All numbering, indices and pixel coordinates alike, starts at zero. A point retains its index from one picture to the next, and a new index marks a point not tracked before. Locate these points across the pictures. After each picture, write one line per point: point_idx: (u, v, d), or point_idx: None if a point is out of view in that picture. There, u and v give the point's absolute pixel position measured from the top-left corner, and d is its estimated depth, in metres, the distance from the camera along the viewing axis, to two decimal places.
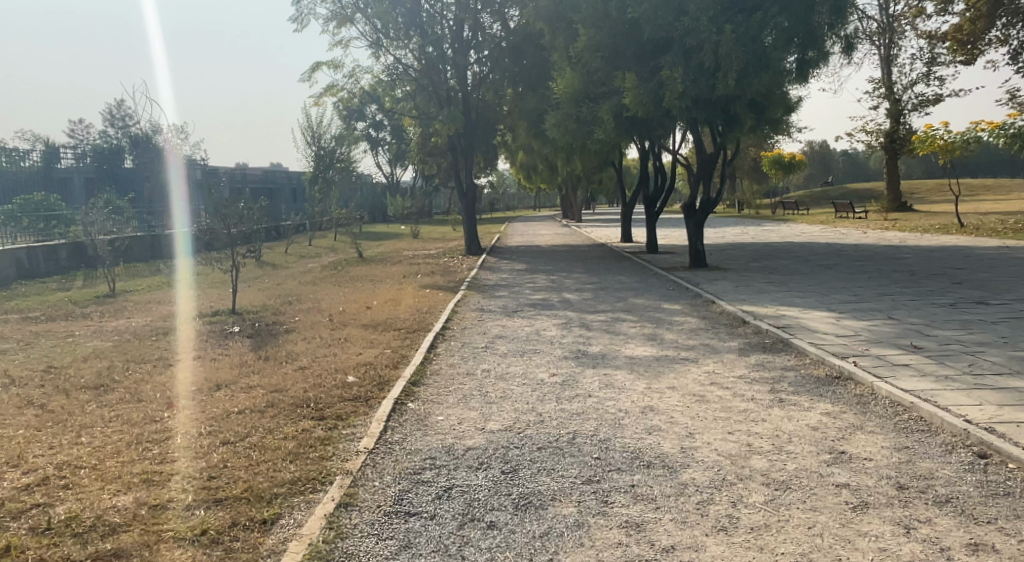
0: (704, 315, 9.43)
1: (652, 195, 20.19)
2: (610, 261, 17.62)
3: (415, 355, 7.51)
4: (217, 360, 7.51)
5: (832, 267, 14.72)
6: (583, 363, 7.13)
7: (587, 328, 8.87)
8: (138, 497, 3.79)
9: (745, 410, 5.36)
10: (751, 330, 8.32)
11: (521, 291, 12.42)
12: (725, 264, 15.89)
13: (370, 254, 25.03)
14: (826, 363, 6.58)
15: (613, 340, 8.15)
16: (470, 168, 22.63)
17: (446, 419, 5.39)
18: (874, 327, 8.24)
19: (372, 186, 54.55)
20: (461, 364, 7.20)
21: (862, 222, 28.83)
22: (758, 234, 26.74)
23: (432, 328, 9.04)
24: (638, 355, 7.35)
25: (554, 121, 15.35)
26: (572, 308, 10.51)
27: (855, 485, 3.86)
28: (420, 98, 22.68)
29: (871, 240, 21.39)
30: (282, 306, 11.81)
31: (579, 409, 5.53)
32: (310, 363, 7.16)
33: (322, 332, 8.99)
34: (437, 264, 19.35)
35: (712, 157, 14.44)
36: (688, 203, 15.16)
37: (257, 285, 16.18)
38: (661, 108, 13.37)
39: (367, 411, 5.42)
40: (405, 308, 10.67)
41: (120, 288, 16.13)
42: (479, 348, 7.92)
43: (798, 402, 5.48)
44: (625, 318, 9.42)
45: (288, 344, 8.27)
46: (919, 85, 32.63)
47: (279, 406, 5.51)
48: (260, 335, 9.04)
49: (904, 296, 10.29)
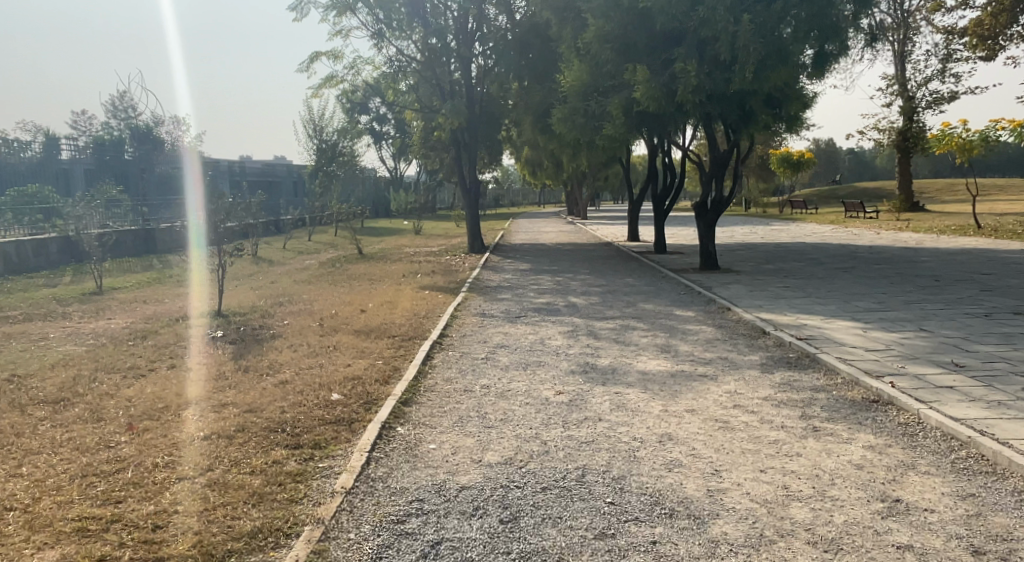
0: (720, 323, 8.80)
1: (661, 193, 19.53)
2: (617, 261, 16.98)
3: (407, 367, 6.92)
4: (192, 370, 6.90)
5: (850, 270, 14.06)
6: (591, 379, 6.52)
7: (595, 337, 8.24)
8: (66, 553, 3.21)
9: (776, 442, 4.72)
10: (772, 341, 7.70)
11: (524, 294, 11.79)
12: (737, 266, 15.23)
13: (370, 250, 24.42)
14: (860, 384, 5.93)
15: (623, 352, 7.53)
16: (474, 163, 22.00)
17: (438, 447, 4.78)
18: (907, 341, 7.61)
19: (376, 180, 53.97)
20: (457, 379, 6.58)
21: (875, 222, 28.15)
22: (768, 234, 26.07)
23: (428, 335, 8.45)
24: (651, 370, 6.73)
25: (561, 116, 14.68)
26: (578, 314, 9.88)
27: (921, 549, 3.25)
28: (423, 90, 22.01)
29: (886, 242, 20.72)
30: (272, 308, 11.20)
31: (589, 437, 4.91)
32: (293, 377, 6.57)
33: (311, 339, 8.40)
34: (439, 262, 18.76)
35: (726, 155, 13.81)
36: (699, 202, 14.51)
37: (250, 284, 15.56)
38: (674, 102, 12.70)
39: (349, 438, 4.83)
40: (401, 313, 10.07)
41: (108, 285, 15.54)
42: (478, 360, 7.30)
43: (836, 433, 4.85)
44: (635, 327, 8.78)
45: (272, 353, 7.67)
46: (934, 82, 31.88)
47: (252, 431, 4.93)
48: (243, 342, 8.44)
49: (933, 305, 9.65)
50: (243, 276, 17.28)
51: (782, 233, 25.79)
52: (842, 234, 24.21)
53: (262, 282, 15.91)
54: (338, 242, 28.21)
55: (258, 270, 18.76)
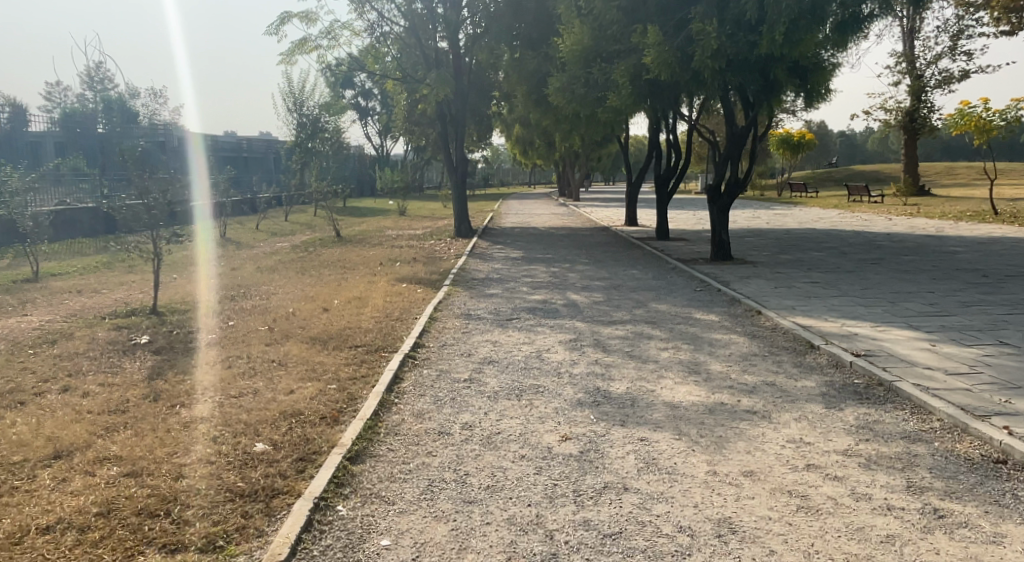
0: (753, 332, 7.29)
1: (663, 173, 17.97)
2: (617, 249, 15.44)
3: (367, 396, 5.33)
4: (89, 401, 5.34)
5: (879, 261, 12.58)
6: (606, 415, 4.97)
7: (603, 351, 6.72)
8: None
9: (891, 542, 3.19)
10: (826, 359, 6.19)
11: (517, 289, 10.26)
12: (750, 255, 13.71)
13: (349, 233, 22.82)
14: (971, 431, 4.40)
15: (642, 371, 6.04)
16: (461, 140, 20.28)
17: (393, 544, 3.23)
18: (992, 359, 6.12)
19: (360, 160, 52.01)
20: (430, 415, 5.03)
21: (882, 207, 26.67)
22: (773, 218, 24.54)
23: (397, 346, 6.87)
24: (682, 402, 5.20)
25: (558, 86, 13.15)
26: (580, 317, 8.36)
27: None
28: (407, 60, 20.38)
29: (904, 228, 19.25)
30: (221, 304, 9.57)
31: (614, 526, 3.37)
32: (213, 412, 4.98)
33: (252, 352, 6.79)
34: (421, 247, 17.21)
35: (745, 132, 12.23)
36: (712, 184, 12.95)
37: (206, 271, 13.82)
38: (690, 69, 11.13)
39: (259, 532, 3.28)
40: (370, 313, 8.47)
41: (46, 271, 13.86)
42: (458, 384, 5.77)
43: (977, 525, 3.32)
44: (650, 337, 7.27)
45: (200, 373, 6.10)
46: (943, 60, 30.26)
47: (121, 517, 3.37)
48: (170, 355, 6.87)
49: (997, 309, 8.18)
50: (204, 260, 15.71)
51: (788, 218, 24.31)
52: (852, 219, 22.74)
53: (222, 269, 14.24)
54: (315, 223, 26.45)
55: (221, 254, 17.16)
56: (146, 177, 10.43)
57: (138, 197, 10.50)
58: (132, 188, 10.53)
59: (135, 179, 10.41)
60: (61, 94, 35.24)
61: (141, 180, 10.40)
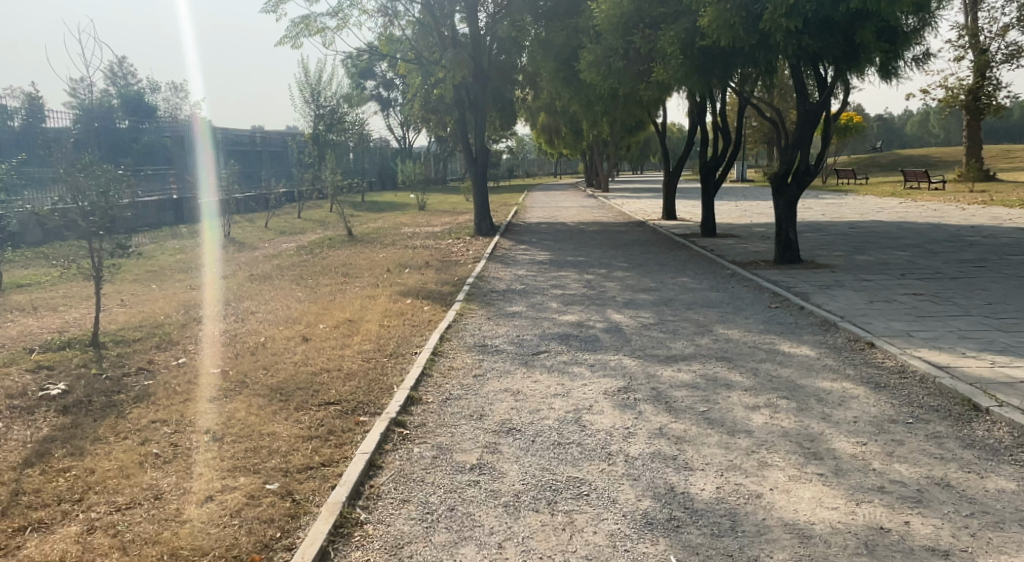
0: (873, 380, 5.29)
1: (709, 162, 15.80)
2: (660, 249, 13.44)
3: (318, 512, 3.43)
4: None
5: (984, 263, 10.40)
6: (700, 554, 3.07)
7: (668, 412, 4.79)
8: None
9: None
10: (1008, 433, 4.19)
11: (544, 307, 8.35)
12: (821, 257, 11.63)
13: (362, 231, 21.12)
14: None
15: (734, 454, 4.08)
16: (481, 126, 18.34)
17: None
18: None
19: (380, 154, 50.31)
20: (412, 552, 3.14)
21: (948, 196, 24.01)
22: (828, 209, 22.19)
23: (382, 405, 4.96)
24: (817, 525, 3.28)
25: (592, 60, 11.26)
26: (628, 349, 6.45)
27: None
28: (425, 42, 18.54)
29: (985, 219, 16.83)
30: (180, 330, 7.67)
31: None
32: (70, 548, 3.15)
33: (183, 413, 4.93)
34: (437, 248, 15.51)
35: (819, 110, 10.17)
36: (778, 172, 10.85)
37: (189, 281, 12.09)
38: (758, 31, 9.17)
39: None
40: (356, 348, 6.56)
41: (13, 282, 12.33)
42: (461, 480, 3.87)
43: None
44: (730, 385, 5.31)
45: (97, 453, 4.24)
46: (1011, 31, 27.13)
47: None
48: (79, 415, 5.01)
49: None
50: (195, 267, 14.08)
51: (843, 208, 22.00)
52: (918, 209, 20.37)
53: (210, 278, 12.56)
54: (329, 220, 24.88)
55: (218, 257, 15.74)
56: (77, 170, 7.19)
57: (69, 198, 7.32)
58: (58, 182, 7.34)
59: (60, 171, 7.19)
60: (128, 69, 34.34)
61: (69, 176, 7.16)
